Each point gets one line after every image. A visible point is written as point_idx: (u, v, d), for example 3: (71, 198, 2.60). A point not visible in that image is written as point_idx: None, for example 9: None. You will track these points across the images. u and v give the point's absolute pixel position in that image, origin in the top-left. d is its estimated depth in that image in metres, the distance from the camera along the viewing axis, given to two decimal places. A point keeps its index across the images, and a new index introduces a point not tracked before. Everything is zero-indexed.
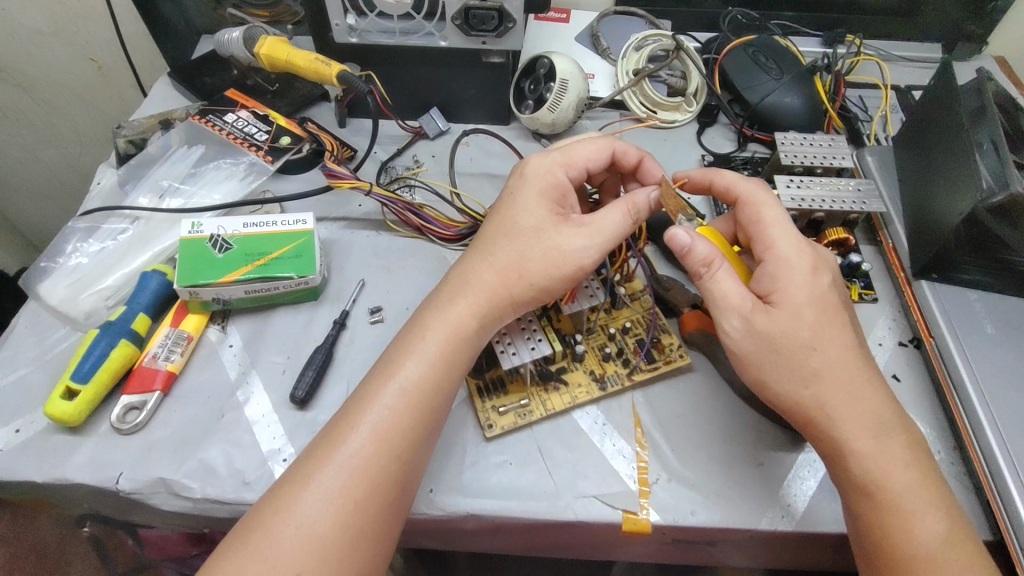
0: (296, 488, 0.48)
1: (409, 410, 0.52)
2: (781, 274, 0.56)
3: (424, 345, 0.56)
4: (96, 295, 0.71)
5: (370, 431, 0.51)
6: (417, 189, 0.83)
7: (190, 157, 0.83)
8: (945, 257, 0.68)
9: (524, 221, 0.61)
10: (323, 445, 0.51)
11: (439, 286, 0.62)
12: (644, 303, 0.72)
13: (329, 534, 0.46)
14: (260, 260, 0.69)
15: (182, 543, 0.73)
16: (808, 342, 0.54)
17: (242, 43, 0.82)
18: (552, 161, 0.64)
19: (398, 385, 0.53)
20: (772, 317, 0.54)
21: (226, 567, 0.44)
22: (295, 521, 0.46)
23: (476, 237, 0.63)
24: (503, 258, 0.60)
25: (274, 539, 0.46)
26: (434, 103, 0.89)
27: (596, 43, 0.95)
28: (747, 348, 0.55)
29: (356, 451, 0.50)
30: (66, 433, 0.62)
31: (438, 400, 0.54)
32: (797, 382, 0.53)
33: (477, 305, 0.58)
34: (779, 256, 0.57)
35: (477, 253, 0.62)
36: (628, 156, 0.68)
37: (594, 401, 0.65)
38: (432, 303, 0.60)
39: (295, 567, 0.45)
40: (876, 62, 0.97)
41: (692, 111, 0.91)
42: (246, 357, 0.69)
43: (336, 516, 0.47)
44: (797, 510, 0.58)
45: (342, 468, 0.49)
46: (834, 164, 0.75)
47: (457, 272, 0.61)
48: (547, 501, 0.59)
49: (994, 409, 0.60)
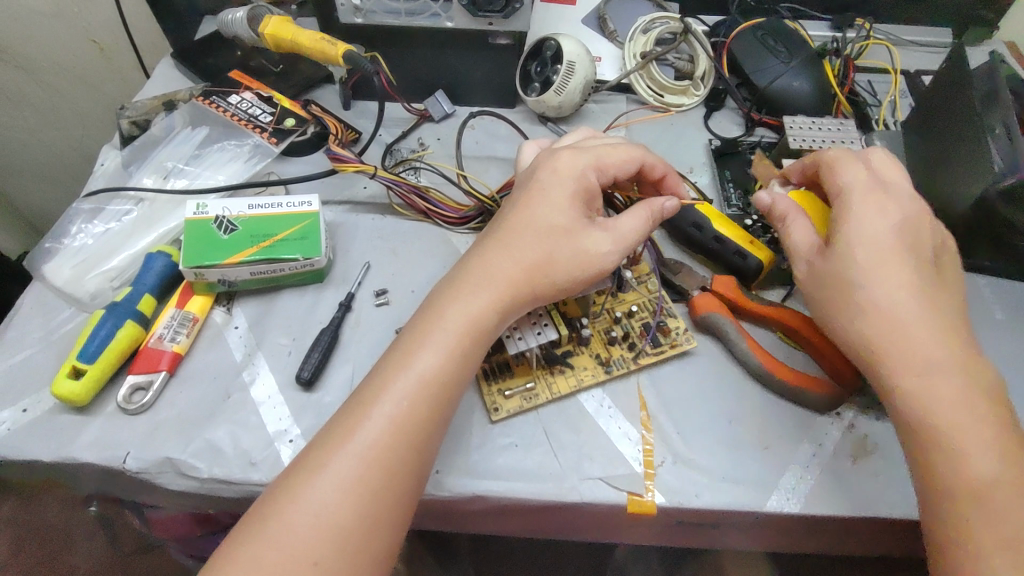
0: (310, 476, 0.48)
1: (425, 399, 0.52)
2: (873, 234, 0.55)
3: (438, 332, 0.55)
4: (102, 276, 0.71)
5: (385, 420, 0.51)
6: (423, 171, 0.83)
7: (195, 139, 0.82)
8: (953, 243, 0.69)
9: (551, 216, 0.60)
10: (337, 430, 0.50)
11: (456, 272, 0.61)
12: (649, 286, 0.72)
13: (348, 524, 0.46)
14: (266, 241, 0.69)
15: (188, 522, 0.74)
16: (916, 289, 0.53)
17: (246, 23, 0.81)
18: (585, 162, 0.63)
19: (412, 368, 0.53)
20: (870, 264, 0.54)
21: (243, 553, 0.44)
22: (312, 509, 0.46)
23: (493, 227, 0.62)
24: (528, 255, 0.59)
25: (291, 527, 0.45)
26: (440, 86, 0.89)
27: (603, 26, 0.94)
28: (831, 294, 0.55)
29: (373, 440, 0.49)
30: (73, 412, 0.63)
31: (453, 390, 0.54)
32: (915, 348, 0.51)
33: (501, 294, 0.58)
34: (876, 212, 0.56)
35: (492, 239, 0.61)
36: (655, 170, 0.67)
37: (601, 384, 0.65)
38: (445, 288, 0.59)
39: (314, 555, 0.45)
40: (886, 46, 0.96)
41: (699, 95, 0.90)
42: (252, 338, 0.69)
43: (354, 505, 0.47)
44: (820, 459, 0.60)
45: (357, 456, 0.49)
46: (842, 148, 0.75)
47: (474, 259, 0.60)
48: (553, 482, 0.59)
49: (999, 394, 0.61)
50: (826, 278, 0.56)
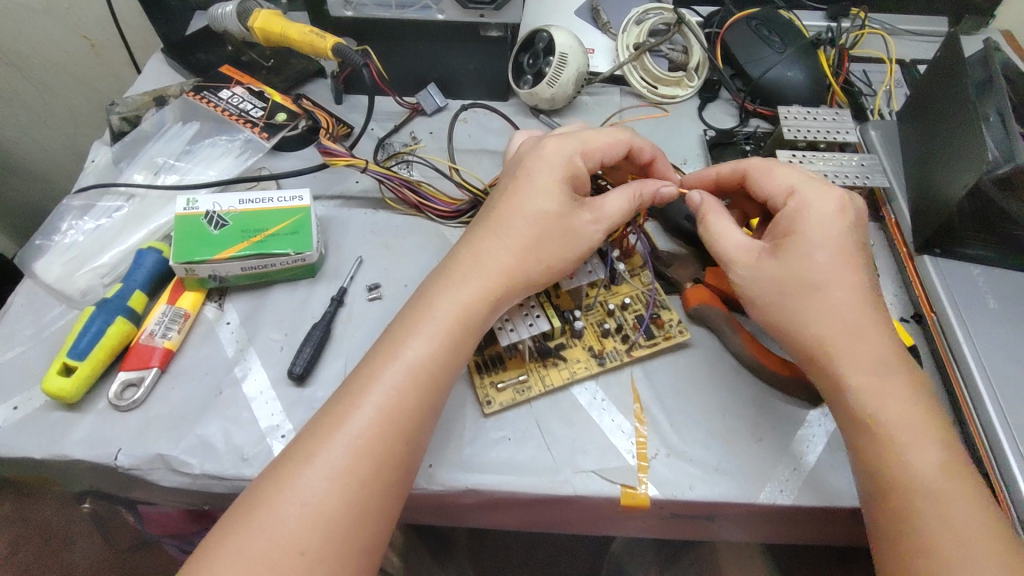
0: (298, 466, 0.47)
1: (416, 392, 0.52)
2: (823, 235, 0.57)
3: (427, 323, 0.55)
4: (92, 273, 0.71)
5: (375, 410, 0.50)
6: (415, 165, 0.83)
7: (185, 134, 0.82)
8: (948, 232, 0.67)
9: (541, 205, 0.60)
10: (326, 421, 0.50)
11: (447, 263, 0.60)
12: (643, 279, 0.72)
13: (334, 513, 0.46)
14: (257, 236, 0.68)
15: (183, 518, 0.74)
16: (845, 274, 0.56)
17: (235, 17, 0.81)
18: (568, 146, 0.62)
19: (403, 363, 0.53)
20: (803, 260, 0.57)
21: (230, 543, 0.44)
22: (300, 498, 0.46)
23: (482, 214, 0.62)
24: (518, 240, 0.59)
25: (279, 516, 0.45)
26: (432, 79, 0.88)
27: (596, 17, 0.93)
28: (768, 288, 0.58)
29: (362, 429, 0.49)
30: (64, 409, 0.62)
31: (444, 383, 0.54)
32: (843, 346, 0.54)
33: (490, 285, 0.58)
34: (811, 203, 0.58)
35: (488, 228, 0.60)
36: (644, 153, 0.67)
37: (593, 376, 0.65)
38: (439, 281, 0.59)
39: (301, 545, 0.45)
40: (881, 35, 0.95)
41: (693, 86, 0.89)
42: (244, 333, 0.69)
43: (343, 494, 0.47)
44: (816, 451, 0.60)
45: (346, 447, 0.48)
46: (838, 138, 0.74)
47: (468, 250, 0.60)
48: (545, 475, 0.59)
49: (995, 383, 0.60)
50: (772, 280, 0.58)
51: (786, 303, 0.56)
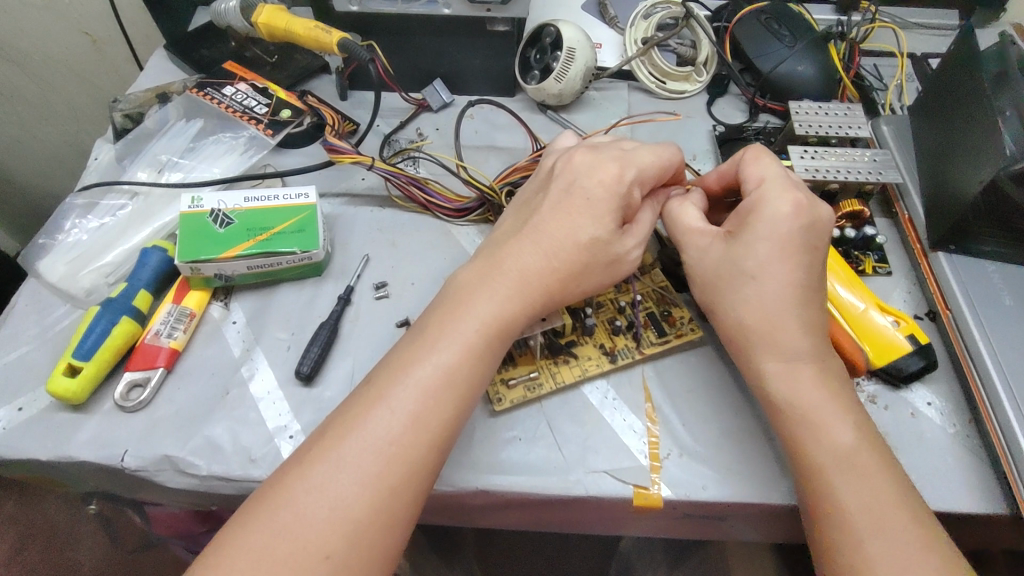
0: (322, 466, 0.47)
1: (447, 399, 0.51)
2: (816, 236, 0.56)
3: (459, 328, 0.54)
4: (96, 272, 0.70)
5: (405, 414, 0.49)
6: (422, 162, 0.82)
7: (189, 131, 0.81)
8: (962, 229, 0.66)
9: (556, 205, 0.59)
10: (348, 421, 0.49)
11: (474, 264, 0.59)
12: (655, 277, 0.71)
13: (363, 519, 0.45)
14: (263, 235, 0.67)
15: (190, 519, 0.73)
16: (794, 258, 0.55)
17: (239, 12, 0.80)
18: (605, 157, 0.60)
19: (425, 368, 0.52)
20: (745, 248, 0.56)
21: (252, 542, 0.43)
22: (326, 502, 0.45)
23: (515, 224, 0.61)
24: (549, 243, 0.58)
25: (307, 520, 0.44)
26: (438, 74, 0.87)
27: (603, 11, 0.92)
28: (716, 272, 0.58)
29: (394, 435, 0.48)
30: (70, 410, 0.62)
31: (474, 393, 0.53)
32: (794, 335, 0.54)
33: (513, 288, 0.56)
34: (768, 196, 0.57)
35: (519, 233, 0.60)
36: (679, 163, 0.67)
37: (604, 374, 0.64)
38: (462, 285, 0.58)
39: (326, 548, 0.44)
40: (892, 29, 0.94)
41: (702, 81, 0.88)
42: (250, 333, 0.68)
43: (371, 500, 0.46)
44: None
45: (377, 452, 0.48)
46: (850, 134, 0.73)
47: (492, 254, 0.59)
48: (557, 476, 0.58)
49: (1013, 383, 0.59)
50: (717, 268, 0.58)
51: (801, 301, 0.55)
